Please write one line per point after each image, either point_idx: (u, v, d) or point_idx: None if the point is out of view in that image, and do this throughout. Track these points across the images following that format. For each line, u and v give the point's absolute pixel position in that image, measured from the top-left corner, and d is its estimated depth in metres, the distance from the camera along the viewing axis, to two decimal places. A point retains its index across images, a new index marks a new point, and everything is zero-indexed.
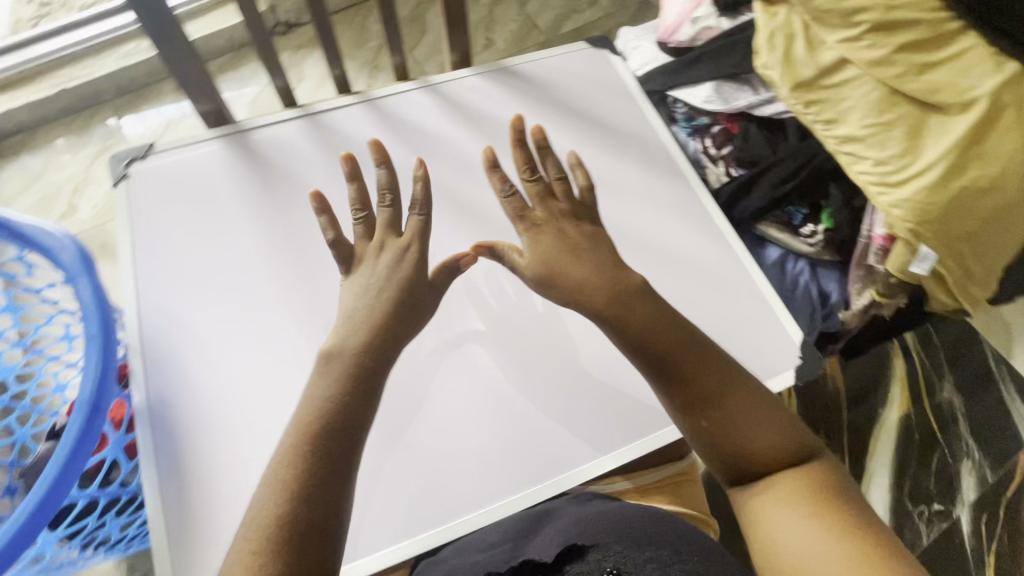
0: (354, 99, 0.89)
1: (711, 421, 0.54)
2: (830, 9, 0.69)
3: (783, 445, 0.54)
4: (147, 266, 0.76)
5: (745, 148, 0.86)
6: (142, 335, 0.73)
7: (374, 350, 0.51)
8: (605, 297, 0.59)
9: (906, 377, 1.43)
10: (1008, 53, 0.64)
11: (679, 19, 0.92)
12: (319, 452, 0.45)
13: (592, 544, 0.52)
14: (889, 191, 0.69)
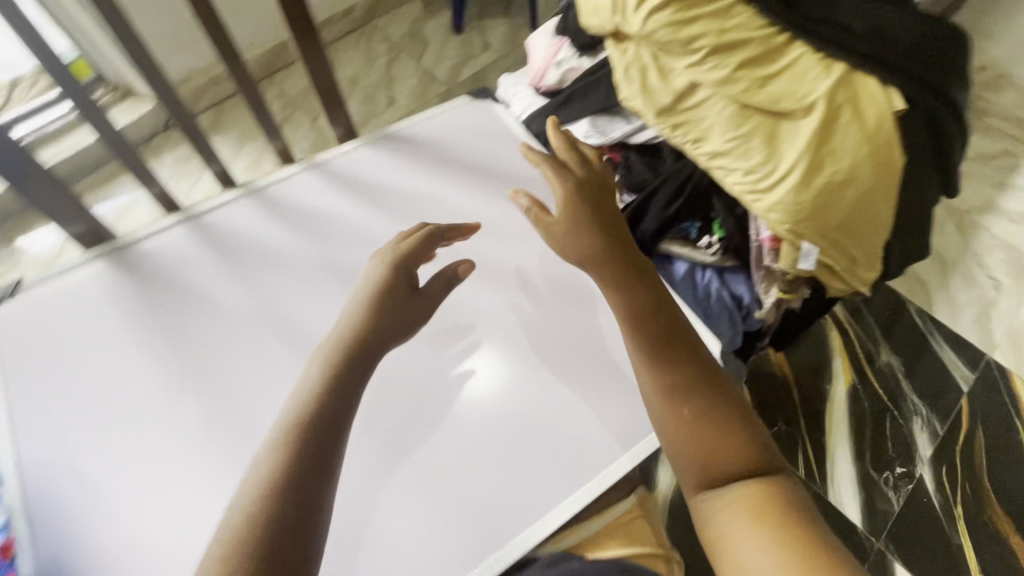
0: (237, 193, 0.88)
1: (686, 402, 0.61)
2: (670, 40, 0.71)
3: (743, 445, 0.59)
4: (27, 413, 0.71)
5: (630, 174, 0.88)
6: (25, 492, 0.67)
7: (352, 364, 0.59)
8: (603, 252, 0.69)
9: (843, 350, 1.50)
10: (835, 56, 0.67)
11: (544, 64, 0.95)
12: (308, 449, 0.51)
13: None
14: (761, 198, 0.70)
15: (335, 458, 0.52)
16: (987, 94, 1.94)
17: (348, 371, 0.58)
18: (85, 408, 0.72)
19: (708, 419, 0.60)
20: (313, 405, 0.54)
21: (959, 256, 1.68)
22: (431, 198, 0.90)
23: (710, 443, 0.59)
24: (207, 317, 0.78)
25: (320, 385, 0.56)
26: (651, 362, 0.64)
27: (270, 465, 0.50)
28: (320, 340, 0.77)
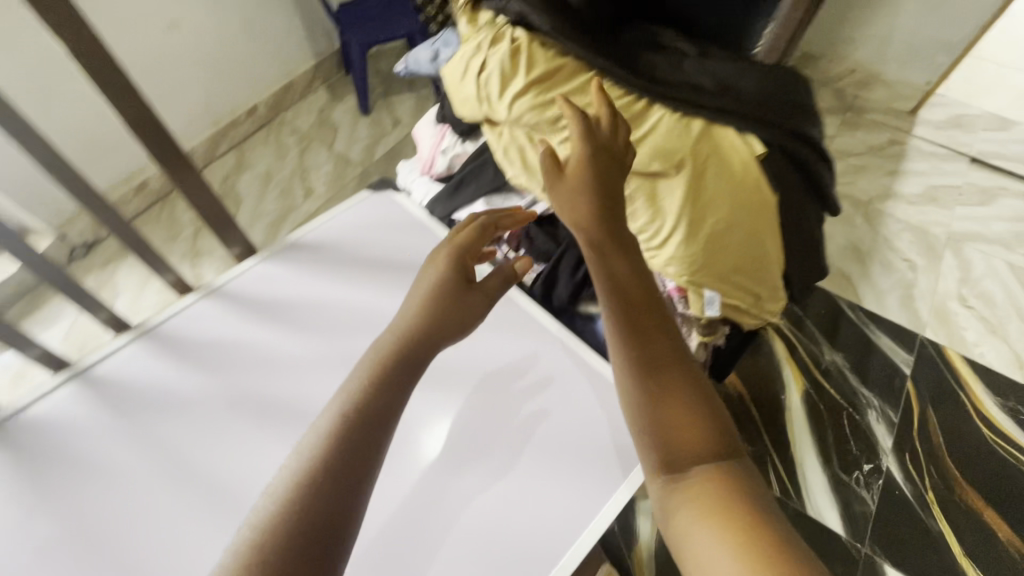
0: (130, 337, 0.83)
1: (658, 377, 0.58)
2: (538, 123, 0.75)
3: (708, 427, 0.57)
4: None
5: (534, 248, 0.94)
6: None
7: (399, 373, 0.56)
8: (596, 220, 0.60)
9: (789, 357, 1.53)
10: (690, 112, 0.70)
11: (431, 154, 0.99)
12: (345, 463, 0.48)
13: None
14: (656, 255, 0.72)
15: (377, 460, 0.50)
16: (861, 93, 2.11)
17: (404, 363, 0.57)
18: None
19: (680, 393, 0.58)
20: (373, 398, 0.52)
21: (873, 245, 1.77)
22: (340, 304, 0.88)
23: (678, 421, 0.57)
24: (113, 484, 0.73)
25: (370, 382, 0.54)
26: (624, 334, 0.59)
27: (297, 474, 0.47)
28: (238, 490, 0.73)
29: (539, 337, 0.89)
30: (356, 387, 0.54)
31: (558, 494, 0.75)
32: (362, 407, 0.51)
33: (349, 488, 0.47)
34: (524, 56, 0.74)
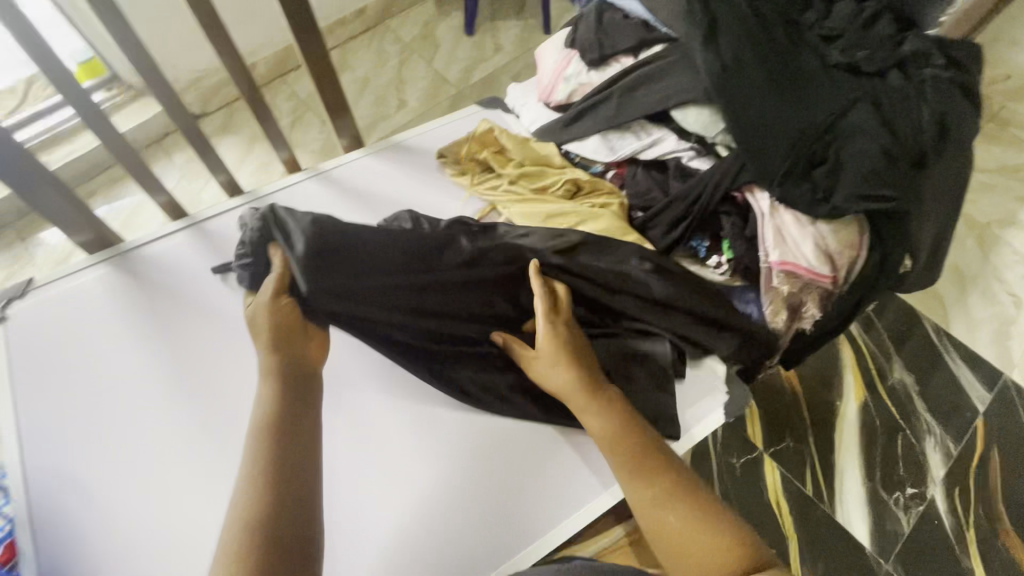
0: (241, 200, 0.88)
1: (643, 469, 0.64)
2: (528, 171, 0.86)
3: (709, 526, 0.59)
4: (31, 402, 0.72)
5: (634, 189, 0.83)
6: (28, 497, 0.67)
7: (281, 432, 0.57)
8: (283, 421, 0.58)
9: (856, 368, 1.46)
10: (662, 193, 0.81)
11: (554, 78, 0.87)
12: (277, 529, 0.51)
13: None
14: None
15: (315, 509, 0.55)
16: (1009, 105, 1.88)
17: (293, 441, 0.57)
18: (96, 400, 0.72)
19: (667, 509, 0.61)
20: (257, 471, 0.54)
21: (978, 273, 1.63)
22: (431, 208, 0.88)
23: (670, 531, 0.60)
24: (210, 326, 0.79)
25: (274, 448, 0.56)
26: (611, 442, 0.67)
27: (234, 538, 0.49)
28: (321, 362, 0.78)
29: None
30: (269, 446, 0.56)
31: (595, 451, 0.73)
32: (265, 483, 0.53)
33: (303, 543, 0.52)
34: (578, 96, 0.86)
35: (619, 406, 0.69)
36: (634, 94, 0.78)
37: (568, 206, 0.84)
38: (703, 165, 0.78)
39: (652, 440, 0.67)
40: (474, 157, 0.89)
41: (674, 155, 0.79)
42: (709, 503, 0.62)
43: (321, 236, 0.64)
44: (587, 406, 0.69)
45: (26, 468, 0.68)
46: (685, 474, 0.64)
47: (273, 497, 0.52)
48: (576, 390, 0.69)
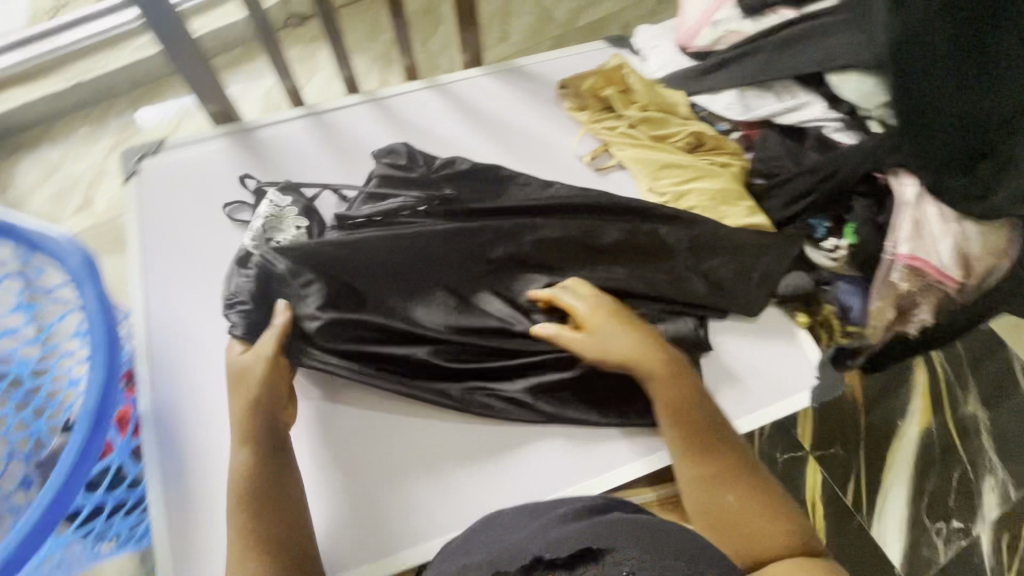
0: (359, 99, 0.89)
1: (697, 450, 0.62)
2: (652, 116, 0.83)
3: (765, 514, 0.57)
4: (155, 251, 0.77)
5: (763, 153, 0.79)
6: (148, 336, 0.72)
7: (260, 479, 0.58)
8: (254, 472, 0.59)
9: (926, 392, 1.38)
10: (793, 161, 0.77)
11: (699, 22, 0.84)
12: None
13: (607, 547, 0.49)
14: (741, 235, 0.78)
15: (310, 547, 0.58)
16: None
17: (270, 488, 0.58)
18: (212, 261, 0.77)
19: (724, 490, 0.59)
20: (242, 518, 0.57)
21: None
22: (542, 138, 0.86)
23: (725, 513, 0.58)
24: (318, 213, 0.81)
25: (249, 500, 0.57)
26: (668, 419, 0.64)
27: None
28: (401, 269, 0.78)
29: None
30: (245, 497, 0.57)
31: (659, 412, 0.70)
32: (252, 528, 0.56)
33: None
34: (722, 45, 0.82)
35: (684, 380, 0.65)
36: (789, 51, 0.75)
37: (686, 159, 0.81)
38: (846, 140, 0.74)
39: (714, 420, 0.64)
40: (598, 93, 0.86)
41: (815, 124, 0.76)
42: (764, 491, 0.60)
43: (319, 257, 0.68)
44: (648, 377, 0.65)
45: (152, 309, 0.73)
46: (744, 458, 0.62)
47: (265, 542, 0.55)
48: (637, 358, 0.65)
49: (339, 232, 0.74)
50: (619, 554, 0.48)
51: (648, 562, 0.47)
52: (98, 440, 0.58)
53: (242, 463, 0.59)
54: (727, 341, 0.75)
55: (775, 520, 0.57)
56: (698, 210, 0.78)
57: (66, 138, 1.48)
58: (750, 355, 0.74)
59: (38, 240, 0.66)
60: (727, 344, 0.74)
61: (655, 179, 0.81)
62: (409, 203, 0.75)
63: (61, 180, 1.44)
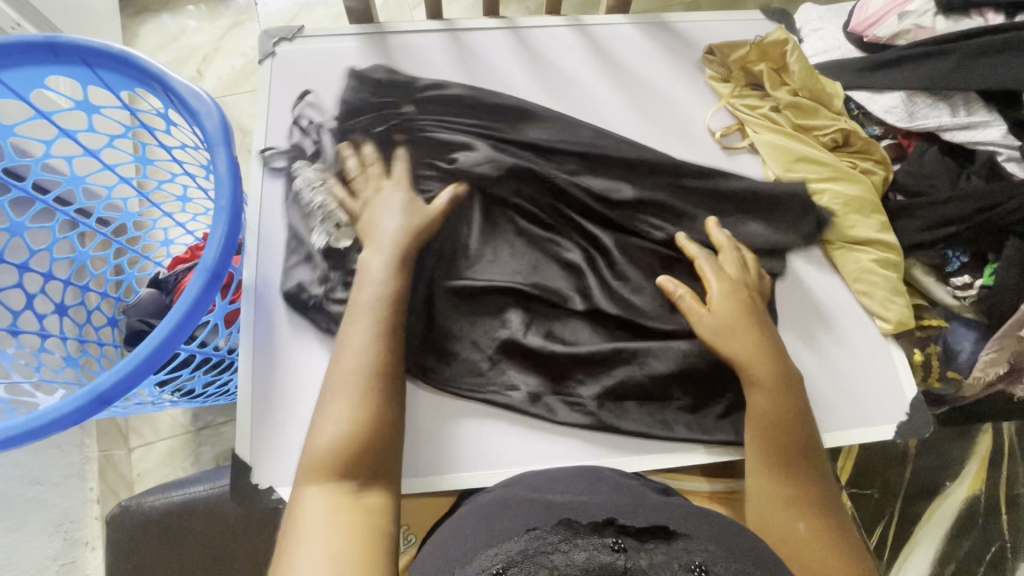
0: (497, 23, 0.87)
1: (784, 456, 0.60)
2: (803, 105, 0.77)
3: (836, 559, 0.54)
4: (279, 137, 0.79)
5: (915, 169, 0.74)
6: (259, 214, 0.75)
7: (387, 358, 0.60)
8: (381, 358, 0.59)
9: (987, 458, 1.17)
10: (947, 183, 0.72)
11: (884, 10, 0.76)
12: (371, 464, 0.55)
13: (681, 532, 0.46)
14: (867, 249, 0.73)
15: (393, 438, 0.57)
16: None
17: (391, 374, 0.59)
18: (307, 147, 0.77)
19: (797, 516, 0.57)
20: (359, 400, 0.57)
21: None
22: (675, 103, 0.82)
23: (789, 537, 0.55)
24: None
25: (374, 370, 0.58)
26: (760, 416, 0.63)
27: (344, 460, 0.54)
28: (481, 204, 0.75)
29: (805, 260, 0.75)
30: (368, 367, 0.59)
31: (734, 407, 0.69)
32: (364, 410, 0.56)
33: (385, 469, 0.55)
34: (903, 42, 0.75)
35: (787, 394, 0.63)
36: (982, 61, 0.69)
37: (827, 156, 0.75)
38: (1017, 172, 0.69)
39: (808, 451, 0.61)
40: (747, 66, 0.82)
41: (989, 147, 0.70)
42: (840, 531, 0.57)
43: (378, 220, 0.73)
44: (756, 379, 0.64)
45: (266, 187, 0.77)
46: (826, 489, 0.60)
47: (372, 422, 0.56)
48: (745, 336, 0.65)
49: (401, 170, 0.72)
50: (690, 545, 0.44)
51: (722, 564, 0.43)
52: (210, 296, 0.61)
53: (384, 341, 0.60)
54: (823, 356, 0.71)
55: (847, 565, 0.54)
56: (827, 212, 0.73)
57: (188, 10, 1.51)
58: (844, 377, 0.71)
59: (179, 95, 0.67)
60: (821, 360, 0.71)
61: (788, 170, 0.76)
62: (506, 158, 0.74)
63: (178, 50, 1.48)
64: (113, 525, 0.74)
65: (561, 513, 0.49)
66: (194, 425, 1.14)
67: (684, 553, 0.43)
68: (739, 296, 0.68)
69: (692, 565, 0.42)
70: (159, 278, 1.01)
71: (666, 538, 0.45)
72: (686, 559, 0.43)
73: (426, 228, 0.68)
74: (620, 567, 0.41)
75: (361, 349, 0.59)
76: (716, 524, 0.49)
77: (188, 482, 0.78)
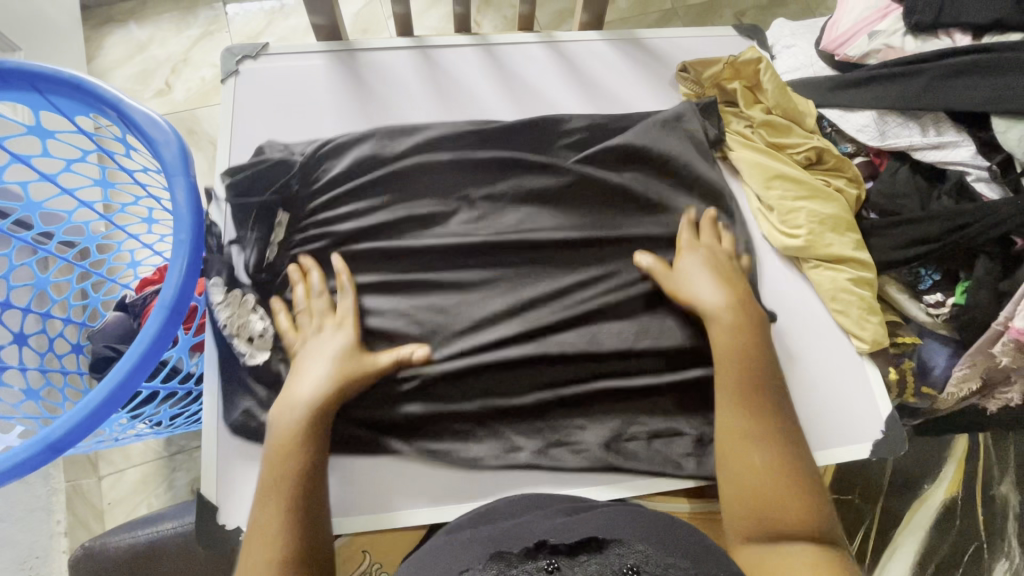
0: (469, 40, 0.85)
1: (747, 396, 0.62)
2: (779, 124, 0.77)
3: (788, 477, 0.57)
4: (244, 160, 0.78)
5: (887, 188, 0.74)
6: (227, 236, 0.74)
7: (315, 442, 0.61)
8: (298, 439, 0.61)
9: (963, 463, 1.18)
10: (920, 202, 0.72)
11: (855, 29, 0.76)
12: (290, 552, 0.55)
13: (612, 539, 0.47)
14: (843, 269, 0.73)
15: (312, 525, 0.57)
16: None
17: (308, 461, 0.60)
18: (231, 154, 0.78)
19: (753, 448, 0.59)
20: (275, 484, 0.58)
21: None
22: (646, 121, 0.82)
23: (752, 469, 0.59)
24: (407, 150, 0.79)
25: (294, 457, 0.60)
26: (728, 359, 0.65)
27: (261, 543, 0.54)
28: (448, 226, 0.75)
29: (780, 278, 0.75)
30: (293, 454, 0.60)
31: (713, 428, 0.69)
32: (281, 492, 0.58)
33: (299, 557, 0.55)
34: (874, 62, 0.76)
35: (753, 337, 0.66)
36: (951, 83, 0.69)
37: (802, 174, 0.75)
38: (986, 192, 0.69)
39: (772, 378, 0.64)
40: (721, 84, 0.81)
41: (958, 168, 0.71)
42: (802, 474, 0.58)
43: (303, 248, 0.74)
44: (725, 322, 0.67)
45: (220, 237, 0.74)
46: (791, 434, 0.61)
47: (292, 502, 0.57)
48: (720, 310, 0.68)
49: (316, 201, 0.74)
50: (624, 549, 0.45)
51: (653, 562, 0.44)
52: (172, 332, 0.59)
53: (311, 423, 0.62)
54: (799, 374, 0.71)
55: (801, 514, 0.55)
56: (804, 231, 0.73)
57: (155, 21, 1.46)
58: (821, 392, 0.71)
59: (134, 122, 0.64)
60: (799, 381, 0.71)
61: (763, 189, 0.76)
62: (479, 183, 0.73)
63: (144, 62, 1.43)
64: (76, 567, 0.71)
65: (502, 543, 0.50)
66: (167, 450, 1.11)
67: (614, 557, 0.44)
68: (716, 275, 0.71)
69: (624, 568, 0.42)
70: (124, 303, 0.97)
71: (597, 547, 0.46)
72: (618, 562, 0.43)
73: (358, 385, 0.66)
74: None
75: (292, 427, 0.61)
76: (650, 526, 0.50)
77: (156, 518, 0.76)
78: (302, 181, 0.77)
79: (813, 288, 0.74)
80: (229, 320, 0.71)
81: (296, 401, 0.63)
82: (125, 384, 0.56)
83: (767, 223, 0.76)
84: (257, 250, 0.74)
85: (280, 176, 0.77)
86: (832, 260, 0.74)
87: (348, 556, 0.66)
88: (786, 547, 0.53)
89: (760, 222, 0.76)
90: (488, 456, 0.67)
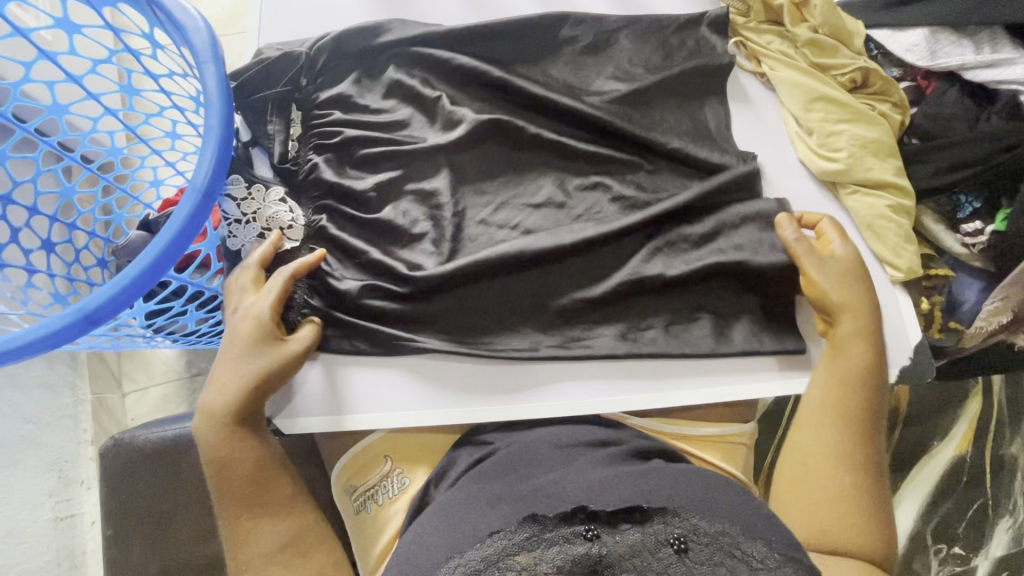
0: None
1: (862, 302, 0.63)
2: (828, 45, 0.74)
3: (871, 390, 0.60)
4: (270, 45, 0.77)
5: (934, 110, 0.72)
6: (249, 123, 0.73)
7: (246, 392, 0.60)
8: (224, 403, 0.59)
9: (976, 420, 1.17)
10: (967, 126, 0.71)
11: None
12: (264, 494, 0.58)
13: (658, 506, 0.49)
14: (880, 194, 0.71)
15: (277, 462, 0.60)
16: None
17: (251, 406, 0.60)
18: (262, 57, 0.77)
19: (848, 344, 0.62)
20: (228, 440, 0.58)
21: None
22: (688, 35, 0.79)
23: (817, 491, 0.55)
24: None
25: (230, 409, 0.59)
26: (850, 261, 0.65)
27: (237, 501, 0.57)
28: (480, 137, 0.73)
29: (815, 205, 0.73)
30: (226, 409, 0.59)
31: (737, 345, 0.68)
32: (231, 448, 0.58)
33: (275, 493, 0.58)
34: None
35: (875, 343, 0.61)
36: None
37: (846, 97, 0.73)
38: None
39: (882, 360, 0.62)
40: (768, 0, 0.77)
41: (1013, 87, 0.68)
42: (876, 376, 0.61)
43: (333, 147, 0.73)
44: (852, 335, 0.62)
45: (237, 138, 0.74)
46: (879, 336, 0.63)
47: (246, 448, 0.58)
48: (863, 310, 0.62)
49: (337, 110, 0.75)
50: (667, 518, 0.48)
51: (697, 536, 0.47)
52: (202, 218, 0.59)
53: (242, 377, 0.60)
54: None
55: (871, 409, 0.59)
56: (845, 154, 0.71)
57: None
58: None
59: (165, 10, 0.63)
60: None
61: (805, 111, 0.74)
62: (514, 99, 0.76)
63: None
64: (106, 457, 0.74)
65: (553, 483, 0.53)
66: (187, 371, 1.13)
67: (660, 528, 0.47)
68: (847, 276, 0.63)
69: (669, 541, 0.46)
70: (148, 221, 0.91)
71: (640, 517, 0.48)
72: (662, 535, 0.47)
73: (274, 367, 0.61)
74: (595, 556, 0.45)
75: (225, 382, 0.59)
76: (694, 484, 0.51)
77: (181, 418, 0.77)
78: (310, 77, 0.75)
79: (848, 215, 0.73)
80: (256, 213, 0.70)
81: (222, 394, 0.59)
82: (158, 265, 0.56)
83: (804, 147, 0.74)
84: (281, 141, 0.74)
85: (287, 71, 0.74)
86: (871, 185, 0.72)
87: (372, 459, 0.66)
88: (843, 439, 0.57)
89: (799, 145, 0.74)
90: (508, 363, 0.67)
